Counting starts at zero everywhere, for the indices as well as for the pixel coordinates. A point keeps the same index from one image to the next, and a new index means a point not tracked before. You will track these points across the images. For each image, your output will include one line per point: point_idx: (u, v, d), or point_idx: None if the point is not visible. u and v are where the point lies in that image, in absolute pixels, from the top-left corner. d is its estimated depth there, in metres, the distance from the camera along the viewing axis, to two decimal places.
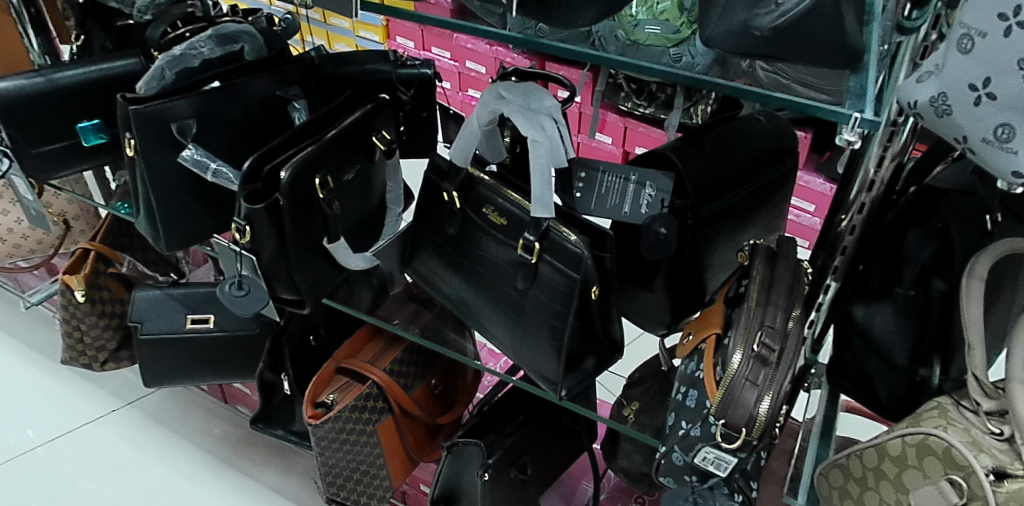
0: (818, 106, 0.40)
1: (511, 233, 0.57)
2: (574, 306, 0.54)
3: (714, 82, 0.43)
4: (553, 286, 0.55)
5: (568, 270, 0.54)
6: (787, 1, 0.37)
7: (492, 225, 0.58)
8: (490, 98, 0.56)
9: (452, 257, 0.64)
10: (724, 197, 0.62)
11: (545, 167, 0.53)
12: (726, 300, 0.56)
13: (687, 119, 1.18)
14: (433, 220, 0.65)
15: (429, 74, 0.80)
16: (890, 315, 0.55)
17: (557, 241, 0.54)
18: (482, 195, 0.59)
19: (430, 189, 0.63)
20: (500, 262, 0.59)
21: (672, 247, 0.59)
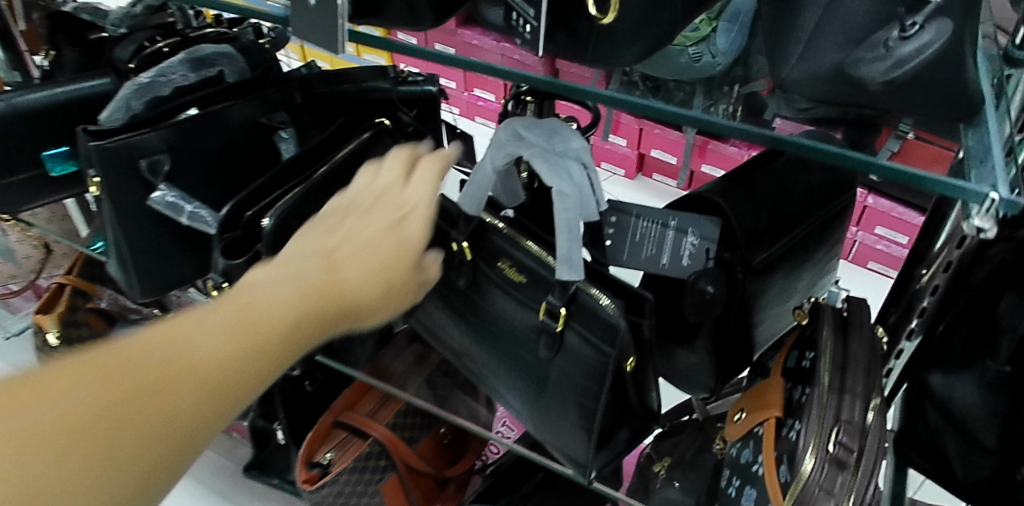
0: (932, 177, 0.31)
1: (531, 293, 0.49)
2: (608, 384, 0.46)
3: (798, 140, 0.34)
4: (582, 358, 0.47)
5: (600, 342, 0.46)
6: (903, 44, 0.28)
7: (508, 281, 0.50)
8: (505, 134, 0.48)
9: (461, 313, 0.56)
10: (780, 242, 0.53)
11: (575, 223, 0.45)
12: (784, 372, 0.48)
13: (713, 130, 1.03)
14: (440, 270, 0.56)
15: (434, 91, 0.72)
16: (974, 389, 0.47)
17: (586, 307, 0.46)
18: (496, 246, 0.50)
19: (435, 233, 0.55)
20: (519, 324, 0.51)
21: (720, 306, 0.51)
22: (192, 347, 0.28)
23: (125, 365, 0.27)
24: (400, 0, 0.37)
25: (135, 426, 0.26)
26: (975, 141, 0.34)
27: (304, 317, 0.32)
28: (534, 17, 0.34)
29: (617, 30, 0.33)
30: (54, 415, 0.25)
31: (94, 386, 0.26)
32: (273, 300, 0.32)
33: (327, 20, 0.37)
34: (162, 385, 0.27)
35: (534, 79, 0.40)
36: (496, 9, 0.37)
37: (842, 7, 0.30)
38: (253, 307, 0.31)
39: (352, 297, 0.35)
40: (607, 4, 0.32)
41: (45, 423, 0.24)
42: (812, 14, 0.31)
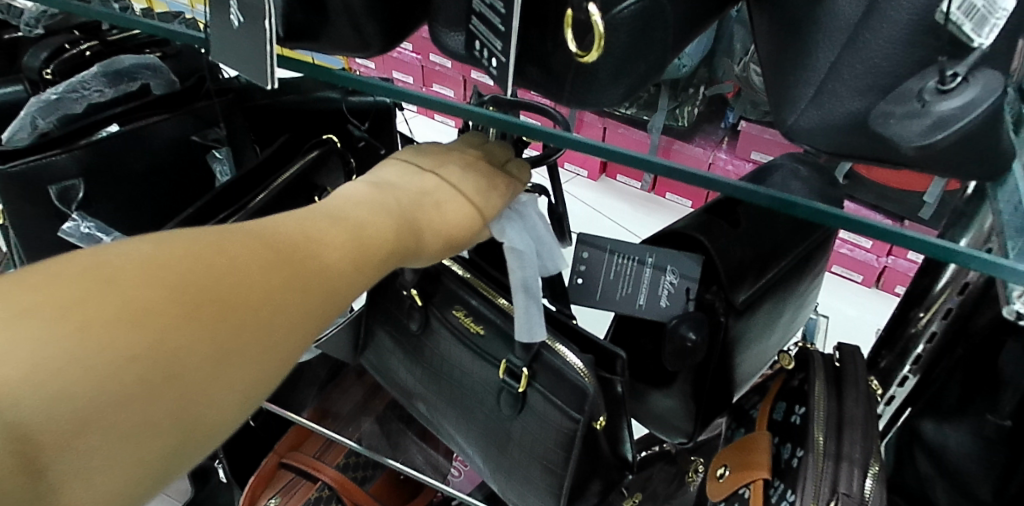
0: (966, 254, 0.28)
1: (490, 346, 0.45)
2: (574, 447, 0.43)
3: (809, 207, 0.31)
4: (549, 419, 0.43)
5: (568, 405, 0.42)
6: (933, 99, 0.25)
7: (464, 333, 0.46)
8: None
9: (412, 358, 0.51)
10: (765, 277, 0.49)
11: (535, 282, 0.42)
12: (771, 426, 0.44)
13: None
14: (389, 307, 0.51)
15: (388, 102, 0.65)
16: (968, 441, 0.44)
17: (552, 367, 0.42)
18: (451, 293, 0.46)
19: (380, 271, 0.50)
20: (476, 374, 0.46)
21: (700, 352, 0.47)
22: (309, 256, 0.29)
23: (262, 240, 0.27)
24: (341, 23, 0.32)
25: (266, 301, 0.27)
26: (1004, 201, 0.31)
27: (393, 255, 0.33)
28: (501, 50, 0.29)
29: (598, 68, 0.28)
30: (200, 279, 0.25)
31: (236, 267, 0.26)
32: (373, 227, 0.32)
33: (252, 45, 0.31)
34: (290, 282, 0.27)
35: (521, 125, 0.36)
36: (455, 35, 0.32)
37: (862, 47, 0.27)
38: (361, 232, 0.31)
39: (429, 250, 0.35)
40: (589, 40, 0.28)
41: (190, 288, 0.25)
42: (826, 54, 0.28)
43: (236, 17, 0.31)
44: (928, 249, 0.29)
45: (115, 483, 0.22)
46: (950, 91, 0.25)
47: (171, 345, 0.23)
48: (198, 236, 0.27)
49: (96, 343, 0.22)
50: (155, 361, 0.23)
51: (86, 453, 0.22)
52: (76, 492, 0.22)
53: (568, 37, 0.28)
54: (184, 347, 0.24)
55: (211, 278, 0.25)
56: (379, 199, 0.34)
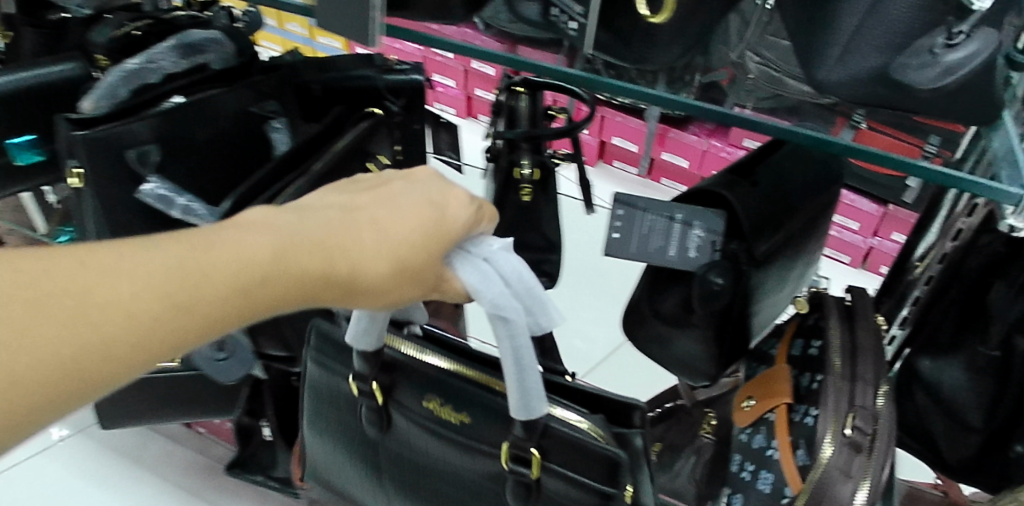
0: (970, 181, 0.36)
1: (481, 437, 0.46)
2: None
3: (842, 144, 0.39)
4: (580, 495, 0.44)
5: (595, 480, 0.43)
6: (949, 54, 0.31)
7: (440, 420, 0.47)
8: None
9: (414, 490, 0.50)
10: (780, 231, 0.54)
11: (521, 354, 0.40)
12: (790, 361, 0.50)
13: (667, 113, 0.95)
14: (372, 418, 0.49)
15: (421, 80, 0.70)
16: (961, 373, 0.50)
17: (573, 445, 0.43)
18: (422, 389, 0.47)
19: (342, 376, 0.51)
20: (482, 484, 0.47)
21: (726, 296, 0.52)
22: (131, 278, 0.28)
23: (93, 259, 0.28)
24: None
25: (66, 316, 0.27)
26: (999, 144, 0.40)
27: (263, 284, 0.30)
28: None
29: None
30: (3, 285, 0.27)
31: (48, 279, 0.27)
32: (243, 252, 0.30)
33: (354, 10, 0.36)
34: (96, 303, 0.27)
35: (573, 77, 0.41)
36: None
37: (886, 12, 0.32)
38: (207, 258, 0.30)
39: (361, 272, 0.32)
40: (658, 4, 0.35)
41: None
42: (852, 18, 0.33)
43: None
44: (940, 179, 0.37)
45: None
46: (955, 45, 0.31)
47: None
48: (37, 253, 0.28)
49: None
50: None
51: None
52: None
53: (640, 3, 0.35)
54: None
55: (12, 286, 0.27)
56: (277, 221, 0.32)
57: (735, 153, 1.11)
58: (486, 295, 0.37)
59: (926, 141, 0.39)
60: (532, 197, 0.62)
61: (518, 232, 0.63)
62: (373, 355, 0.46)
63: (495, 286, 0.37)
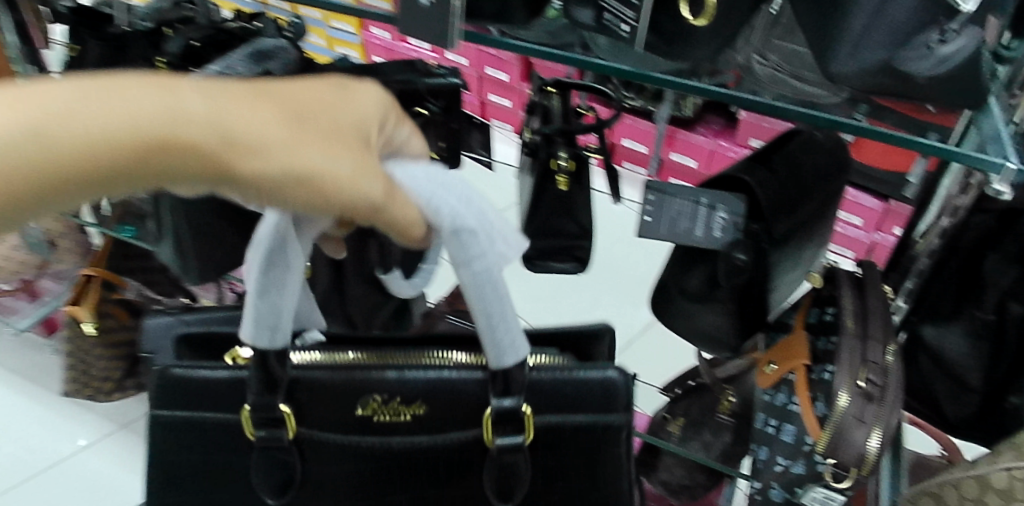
0: (962, 154, 0.44)
1: (442, 419, 0.47)
2: (628, 451, 0.48)
3: (854, 124, 0.46)
4: (581, 431, 0.47)
5: (597, 411, 0.47)
6: (943, 48, 0.39)
7: (390, 415, 0.47)
8: (273, 240, 0.42)
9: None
10: (795, 214, 0.60)
11: (493, 283, 0.41)
12: (807, 327, 0.56)
13: (678, 111, 1.01)
14: (269, 477, 0.48)
15: (458, 82, 0.77)
16: (960, 337, 0.56)
17: (566, 391, 0.46)
18: (353, 394, 0.47)
19: (224, 441, 0.48)
20: (456, 477, 0.48)
21: (748, 272, 0.59)
22: None
23: None
24: None
25: None
26: (988, 125, 0.46)
27: (120, 144, 0.28)
28: None
29: None
30: None
31: None
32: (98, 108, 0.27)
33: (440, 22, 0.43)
34: None
35: (622, 71, 0.52)
36: None
37: (891, 14, 0.38)
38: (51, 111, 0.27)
39: (241, 154, 0.29)
40: (699, 8, 0.43)
41: None
42: (860, 19, 0.38)
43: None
44: (937, 152, 0.45)
45: None
46: (947, 41, 0.39)
47: None
48: None
49: None
50: None
51: None
52: None
53: (684, 8, 0.42)
54: None
55: None
56: (146, 82, 0.29)
57: (741, 152, 1.16)
58: (443, 216, 0.38)
59: (926, 136, 0.46)
60: (569, 187, 0.69)
61: (552, 219, 0.70)
62: (276, 358, 0.45)
63: (444, 197, 0.38)
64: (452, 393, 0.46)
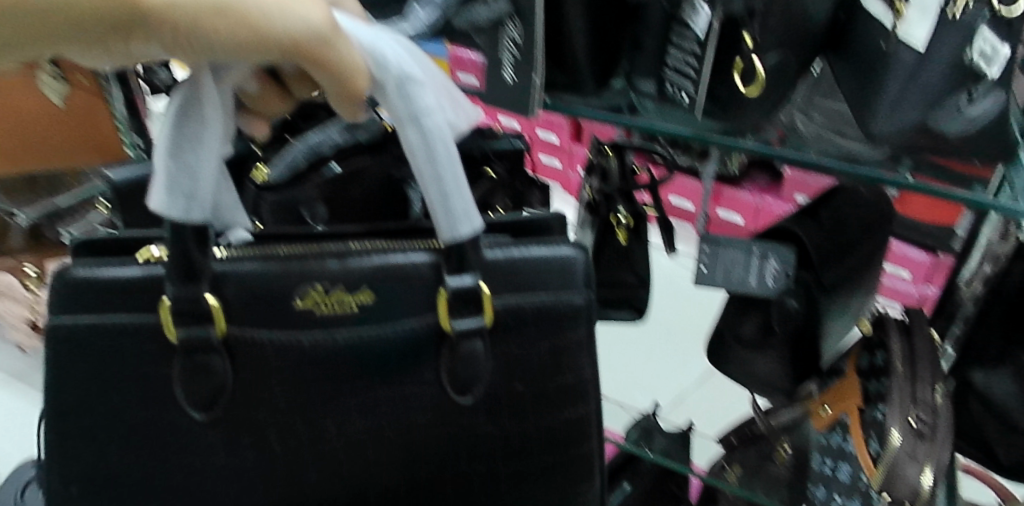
0: (998, 203, 0.49)
1: (383, 306, 0.52)
2: (592, 333, 0.57)
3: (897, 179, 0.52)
4: (551, 308, 0.55)
5: (559, 288, 0.55)
6: (972, 108, 0.44)
7: (337, 294, 0.51)
8: (181, 107, 0.42)
9: (306, 434, 0.53)
10: (842, 263, 0.65)
11: (443, 133, 0.46)
12: (858, 371, 0.59)
13: (725, 168, 1.07)
14: (198, 385, 0.50)
15: (521, 146, 0.84)
16: (1010, 380, 0.59)
17: (526, 267, 0.54)
18: (292, 285, 0.50)
19: (129, 345, 0.50)
20: (414, 369, 0.53)
21: (800, 316, 0.64)
22: None
23: None
24: None
25: None
26: None
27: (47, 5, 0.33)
28: None
29: None
30: None
31: None
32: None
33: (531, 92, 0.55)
34: None
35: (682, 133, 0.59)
36: None
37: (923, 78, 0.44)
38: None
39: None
40: (749, 77, 0.51)
41: None
42: (895, 83, 0.45)
43: (531, 80, 0.56)
44: (976, 203, 0.50)
45: None
46: (975, 101, 0.44)
47: None
48: None
49: None
50: None
51: None
52: None
53: (736, 75, 0.51)
54: None
55: None
56: None
57: (786, 208, 1.19)
58: (391, 68, 0.42)
59: (966, 189, 0.51)
60: (628, 240, 0.76)
61: (610, 268, 0.77)
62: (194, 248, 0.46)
63: (389, 47, 0.43)
64: (401, 275, 0.51)
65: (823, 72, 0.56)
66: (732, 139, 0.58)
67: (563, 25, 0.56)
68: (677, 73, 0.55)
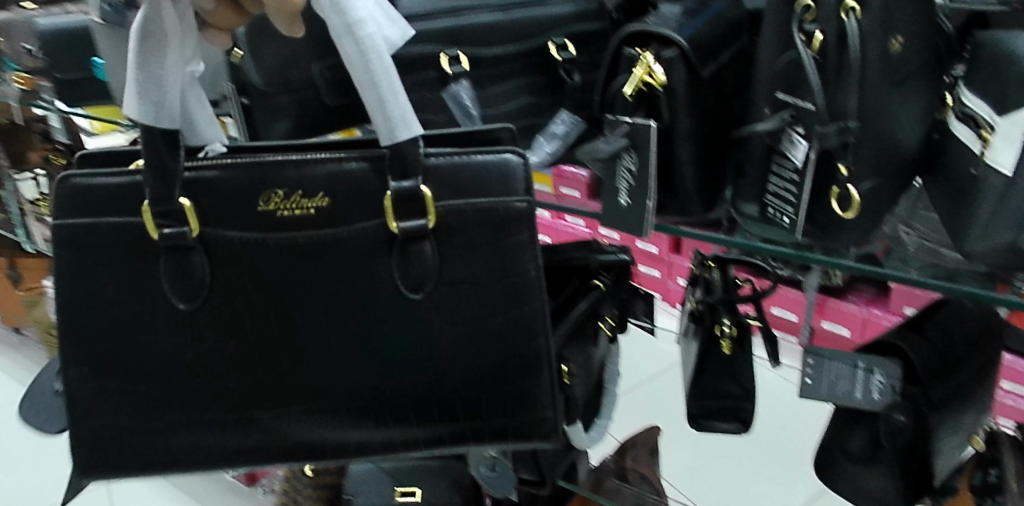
0: None
1: (338, 206, 0.63)
2: (533, 236, 0.65)
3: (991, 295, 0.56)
4: (491, 211, 0.63)
5: (502, 192, 0.63)
6: None
7: (298, 196, 0.63)
8: (144, 24, 0.58)
9: (276, 319, 0.65)
10: (951, 379, 0.66)
11: (376, 42, 0.59)
12: (973, 490, 0.59)
13: (827, 282, 1.09)
14: (177, 281, 0.63)
15: (626, 259, 0.91)
16: None
17: (469, 173, 0.63)
18: (258, 190, 0.62)
19: (139, 244, 0.63)
20: (365, 266, 0.64)
21: (909, 433, 0.64)
22: None
23: None
24: None
25: None
26: None
27: None
28: None
29: None
30: None
31: None
32: None
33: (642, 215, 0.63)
34: None
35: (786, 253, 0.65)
36: None
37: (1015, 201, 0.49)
38: None
39: None
40: (846, 204, 0.57)
41: None
42: (988, 205, 0.50)
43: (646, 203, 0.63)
44: None
45: None
46: None
47: None
48: None
49: None
50: None
51: None
52: None
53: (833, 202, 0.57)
54: None
55: None
56: None
57: (895, 321, 1.19)
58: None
59: None
60: (732, 350, 0.80)
61: (715, 378, 0.80)
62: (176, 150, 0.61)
63: None
64: (348, 186, 0.62)
65: (924, 185, 0.64)
66: (830, 257, 0.63)
67: (673, 155, 0.64)
68: (778, 197, 0.61)
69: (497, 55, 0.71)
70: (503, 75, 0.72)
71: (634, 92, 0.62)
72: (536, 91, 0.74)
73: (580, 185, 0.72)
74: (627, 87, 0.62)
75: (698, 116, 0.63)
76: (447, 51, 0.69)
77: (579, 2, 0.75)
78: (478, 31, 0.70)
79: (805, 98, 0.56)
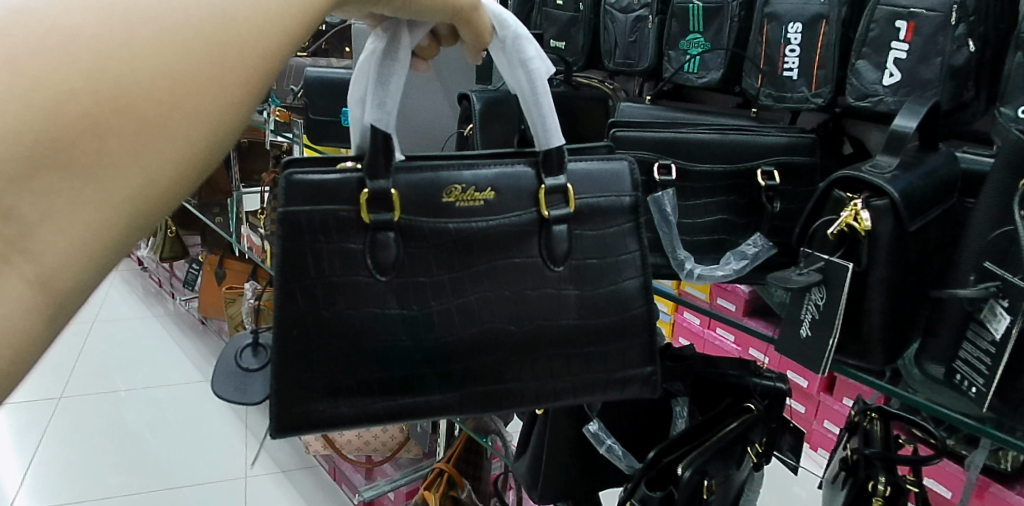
0: None
1: (505, 199, 0.62)
2: (634, 226, 0.67)
3: None
4: (608, 207, 0.66)
5: (613, 190, 0.66)
6: None
7: (477, 192, 0.61)
8: (385, 45, 0.55)
9: (451, 288, 0.60)
10: None
11: (544, 79, 0.61)
12: None
13: (995, 463, 1.02)
14: (380, 257, 0.58)
15: (783, 387, 0.89)
16: None
17: (587, 176, 0.66)
18: (439, 183, 0.60)
19: (337, 228, 0.57)
20: (513, 247, 0.62)
21: None
22: (179, 96, 0.34)
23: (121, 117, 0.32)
24: None
25: (129, 128, 0.32)
26: None
27: (208, 82, 0.35)
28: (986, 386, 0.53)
29: None
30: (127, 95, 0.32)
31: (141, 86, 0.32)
32: (188, 78, 0.34)
33: (822, 353, 0.65)
34: (177, 90, 0.33)
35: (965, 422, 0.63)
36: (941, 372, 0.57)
37: None
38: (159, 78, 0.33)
39: (205, 88, 0.35)
40: None
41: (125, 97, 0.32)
42: None
43: (831, 341, 0.64)
44: None
45: (95, 213, 0.32)
46: None
47: (128, 147, 0.32)
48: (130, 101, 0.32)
49: (110, 173, 0.32)
50: (66, 145, 0.30)
51: (63, 211, 0.31)
52: (67, 213, 0.31)
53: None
54: (113, 127, 0.32)
55: (127, 96, 0.32)
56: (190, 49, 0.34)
57: None
58: (510, 28, 0.58)
59: None
60: None
61: None
62: (386, 157, 0.56)
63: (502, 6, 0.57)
64: (514, 183, 0.63)
65: None
66: (1009, 435, 0.60)
67: (863, 300, 0.65)
68: (969, 365, 0.60)
69: (709, 170, 0.78)
70: (706, 191, 0.78)
71: (838, 231, 0.65)
72: (732, 209, 0.78)
73: (739, 299, 0.79)
74: (833, 225, 0.66)
75: (896, 267, 0.65)
76: (660, 160, 0.77)
77: (792, 134, 0.81)
78: (695, 145, 0.78)
79: (1016, 273, 0.56)
